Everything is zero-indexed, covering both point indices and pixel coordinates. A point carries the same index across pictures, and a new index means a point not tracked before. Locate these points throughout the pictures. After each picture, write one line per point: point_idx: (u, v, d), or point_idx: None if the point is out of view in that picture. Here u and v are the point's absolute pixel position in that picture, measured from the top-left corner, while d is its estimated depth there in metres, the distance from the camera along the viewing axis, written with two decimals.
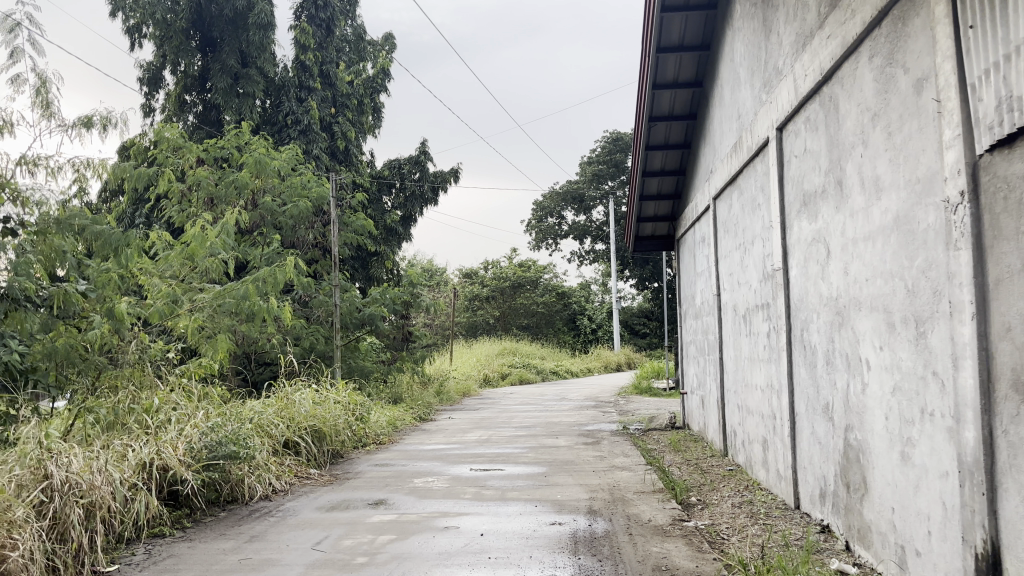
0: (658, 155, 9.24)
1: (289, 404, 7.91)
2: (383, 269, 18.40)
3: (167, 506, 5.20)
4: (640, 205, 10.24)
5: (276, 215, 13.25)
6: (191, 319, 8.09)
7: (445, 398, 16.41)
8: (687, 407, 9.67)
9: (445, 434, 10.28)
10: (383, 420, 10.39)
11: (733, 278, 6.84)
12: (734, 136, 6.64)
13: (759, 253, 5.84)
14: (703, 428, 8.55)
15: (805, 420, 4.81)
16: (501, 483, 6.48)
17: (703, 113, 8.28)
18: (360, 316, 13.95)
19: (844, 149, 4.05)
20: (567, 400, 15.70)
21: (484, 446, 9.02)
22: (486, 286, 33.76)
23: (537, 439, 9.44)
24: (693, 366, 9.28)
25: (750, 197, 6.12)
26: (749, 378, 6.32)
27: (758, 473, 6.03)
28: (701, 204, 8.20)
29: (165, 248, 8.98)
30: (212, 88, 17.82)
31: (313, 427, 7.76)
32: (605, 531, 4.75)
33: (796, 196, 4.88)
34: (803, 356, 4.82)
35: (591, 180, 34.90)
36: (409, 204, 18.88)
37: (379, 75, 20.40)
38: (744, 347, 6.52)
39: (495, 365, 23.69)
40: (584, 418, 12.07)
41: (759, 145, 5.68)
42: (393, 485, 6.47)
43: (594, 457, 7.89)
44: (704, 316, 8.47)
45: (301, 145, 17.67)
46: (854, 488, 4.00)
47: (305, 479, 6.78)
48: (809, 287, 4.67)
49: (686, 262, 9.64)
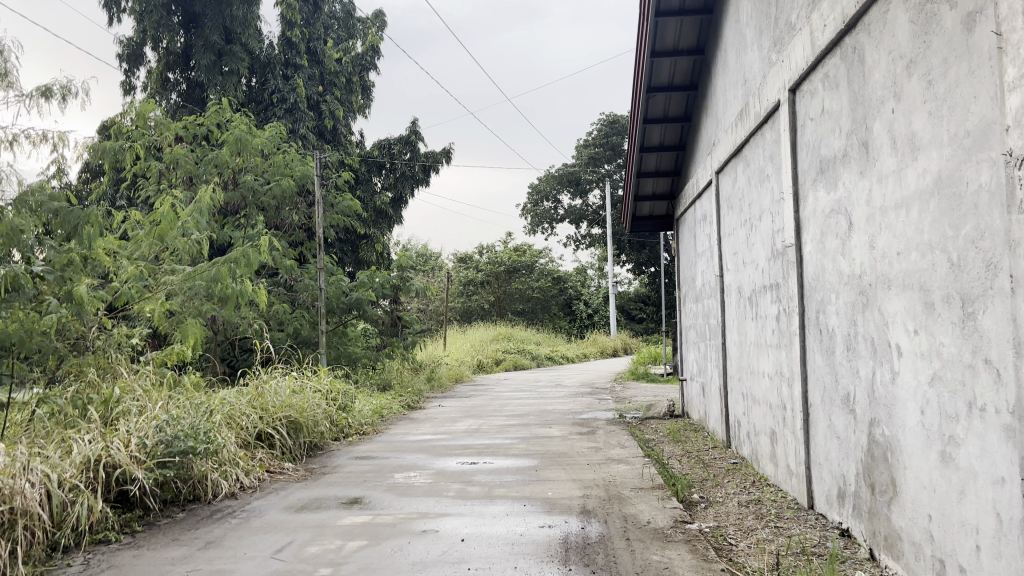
0: (657, 128, 8.72)
1: (264, 393, 7.43)
2: (373, 253, 18.04)
3: (118, 509, 4.73)
4: (638, 183, 9.72)
5: (258, 195, 12.78)
6: (159, 303, 7.60)
7: (437, 385, 15.99)
8: (687, 394, 9.22)
9: (433, 424, 9.83)
10: (368, 408, 9.93)
11: (737, 257, 6.37)
12: (739, 104, 6.13)
13: (768, 230, 5.36)
14: (703, 417, 8.10)
15: (821, 412, 4.35)
16: (488, 479, 6.02)
17: (705, 82, 7.76)
18: (347, 301, 13.50)
19: (871, 106, 3.56)
20: (562, 387, 15.28)
21: (473, 436, 8.57)
22: (481, 270, 33.24)
23: (529, 429, 8.98)
24: (693, 351, 8.83)
25: (758, 168, 5.63)
26: (755, 365, 5.86)
27: (765, 467, 5.58)
28: (703, 180, 7.70)
29: (135, 227, 8.46)
30: (196, 66, 17.23)
31: (289, 417, 7.29)
32: (599, 535, 4.29)
33: (812, 163, 4.39)
34: (818, 341, 4.36)
35: (588, 163, 34.37)
36: (399, 184, 18.41)
37: (369, 52, 19.71)
38: (749, 332, 6.05)
39: (489, 351, 23.28)
40: (579, 405, 11.64)
41: (767, 111, 5.18)
42: (372, 482, 6.01)
43: (588, 448, 7.44)
44: (705, 299, 8.00)
45: (288, 125, 17.13)
46: (880, 490, 3.54)
47: (276, 475, 6.31)
48: (827, 264, 4.19)
49: (686, 242, 9.15)
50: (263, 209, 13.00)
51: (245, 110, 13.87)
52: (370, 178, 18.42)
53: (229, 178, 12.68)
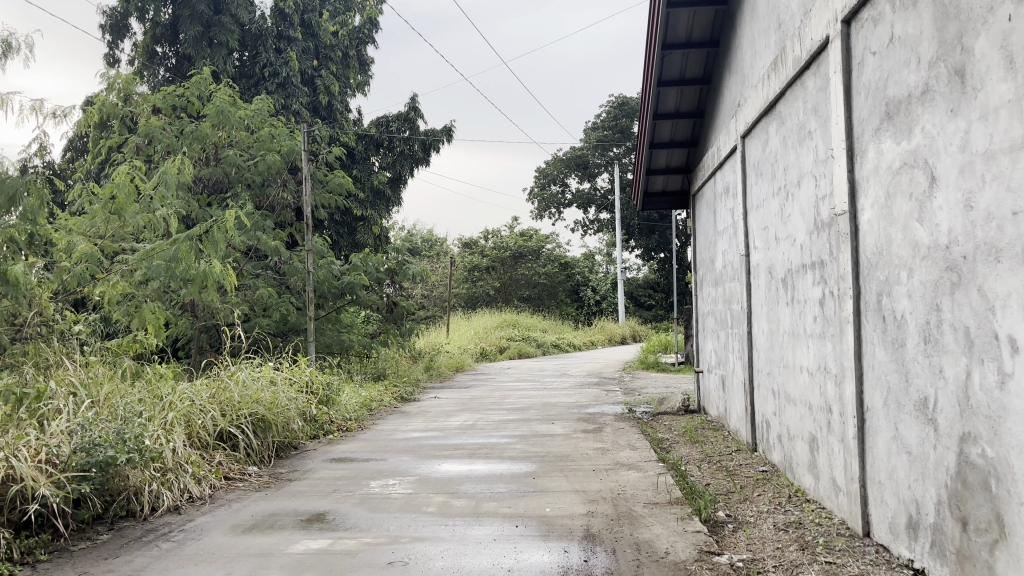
0: (672, 92, 7.82)
1: (230, 388, 6.63)
2: (370, 235, 17.40)
3: (24, 531, 3.93)
4: (651, 156, 8.80)
5: (243, 171, 11.92)
6: (111, 286, 6.90)
7: (436, 375, 15.15)
8: (703, 389, 8.38)
9: (425, 419, 8.99)
10: (354, 402, 9.11)
11: (768, 231, 5.49)
12: (772, 53, 5.24)
13: (810, 198, 4.49)
14: (724, 414, 7.25)
15: (883, 419, 3.49)
16: (477, 489, 5.17)
17: (729, 35, 6.86)
18: (339, 286, 12.67)
19: (970, 18, 2.67)
20: (567, 378, 14.42)
21: (466, 434, 7.72)
22: (485, 255, 32.22)
23: (529, 426, 8.12)
24: (711, 341, 7.99)
25: (796, 125, 4.75)
26: (791, 358, 5.01)
27: (803, 479, 4.74)
28: (726, 148, 6.80)
29: (93, 200, 7.67)
30: (183, 39, 16.34)
31: (255, 415, 6.47)
32: (606, 571, 3.45)
33: (873, 109, 3.50)
34: (880, 332, 3.49)
35: (596, 145, 33.37)
36: (398, 164, 17.60)
37: (366, 24, 18.68)
38: (783, 319, 5.18)
39: (494, 338, 22.47)
40: (585, 397, 10.80)
41: (809, 53, 4.29)
42: (342, 493, 5.18)
43: (594, 450, 6.59)
44: (725, 283, 7.15)
45: (280, 100, 16.28)
46: (978, 529, 2.69)
47: (234, 482, 5.51)
48: (895, 233, 3.32)
49: (704, 218, 8.25)
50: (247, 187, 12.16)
51: (231, 82, 13.02)
52: (367, 157, 17.58)
53: (211, 151, 11.85)
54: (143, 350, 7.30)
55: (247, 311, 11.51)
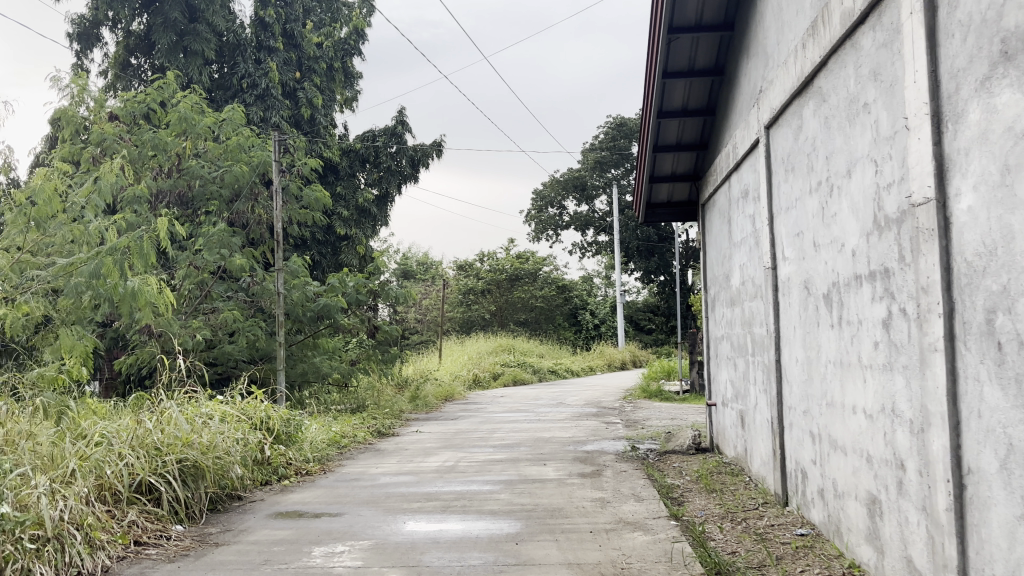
0: (680, 84, 6.85)
1: (161, 426, 5.58)
2: (355, 255, 16.44)
3: None
4: (655, 161, 7.79)
5: (207, 183, 10.97)
6: (18, 307, 5.85)
7: (422, 404, 14.04)
8: (717, 424, 7.34)
9: (401, 459, 7.90)
10: (319, 439, 8.05)
11: (805, 238, 4.48)
12: (809, 18, 4.26)
13: (867, 189, 3.49)
14: (745, 455, 6.20)
15: (1001, 490, 2.45)
16: (444, 562, 4.10)
17: (746, 13, 5.89)
18: (314, 308, 11.63)
19: None
20: (564, 407, 13.36)
21: (443, 479, 6.64)
22: (481, 278, 31.07)
23: (517, 469, 7.04)
24: (725, 369, 6.98)
25: (845, 99, 3.75)
26: (839, 396, 3.98)
27: (859, 552, 3.70)
28: (745, 145, 5.83)
29: (9, 209, 6.69)
30: (155, 49, 15.40)
31: (186, 461, 5.38)
32: None
33: (979, 52, 2.50)
34: (993, 363, 2.47)
35: (594, 166, 32.49)
36: (385, 181, 16.71)
37: (352, 35, 17.76)
38: (826, 346, 4.17)
39: (487, 363, 21.38)
40: (581, 431, 9.72)
41: (866, 1, 3.31)
42: (274, 566, 4.11)
43: (592, 501, 5.53)
44: (743, 303, 6.15)
45: (259, 113, 15.44)
46: None
47: (145, 549, 4.45)
48: (1020, 224, 2.31)
49: (716, 230, 7.28)
50: (215, 200, 11.15)
51: (200, 89, 12.10)
52: (353, 173, 16.65)
53: (173, 161, 10.91)
54: (64, 387, 6.23)
55: (210, 337, 10.53)
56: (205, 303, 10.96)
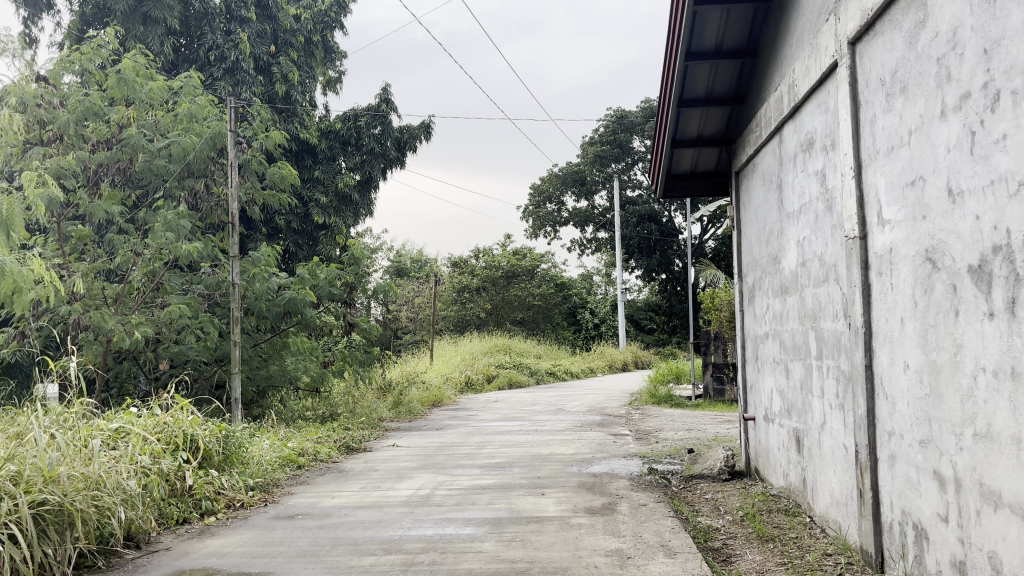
0: (715, 14, 5.39)
1: (18, 455, 4.10)
2: (335, 246, 14.92)
3: None
4: (679, 119, 6.33)
5: (153, 158, 9.64)
6: None
7: (405, 411, 12.59)
8: (759, 445, 5.91)
9: (366, 484, 6.42)
10: (266, 460, 6.58)
11: (930, 185, 3.01)
12: None
13: None
14: (805, 490, 4.75)
15: None
16: None
17: None
18: (279, 303, 10.19)
19: None
20: (563, 415, 11.89)
21: (414, 516, 5.18)
22: (476, 275, 29.46)
23: (508, 500, 5.57)
24: (770, 377, 5.55)
25: None
26: (1008, 423, 2.52)
27: None
28: (811, 77, 4.37)
29: None
30: (111, 18, 13.88)
31: (46, 505, 3.90)
32: None
33: None
34: None
35: (593, 161, 31.00)
36: (368, 164, 15.26)
37: (334, 7, 16.15)
38: (975, 344, 2.71)
39: (481, 364, 19.90)
40: (587, 446, 8.26)
41: None
42: None
43: (609, 557, 4.06)
44: (804, 290, 4.69)
45: (227, 88, 13.95)
46: None
47: None
48: None
49: (757, 199, 5.83)
50: (164, 178, 9.84)
51: (150, 54, 10.63)
52: (333, 157, 15.23)
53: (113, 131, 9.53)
54: None
55: (155, 334, 9.03)
56: (158, 297, 9.52)
